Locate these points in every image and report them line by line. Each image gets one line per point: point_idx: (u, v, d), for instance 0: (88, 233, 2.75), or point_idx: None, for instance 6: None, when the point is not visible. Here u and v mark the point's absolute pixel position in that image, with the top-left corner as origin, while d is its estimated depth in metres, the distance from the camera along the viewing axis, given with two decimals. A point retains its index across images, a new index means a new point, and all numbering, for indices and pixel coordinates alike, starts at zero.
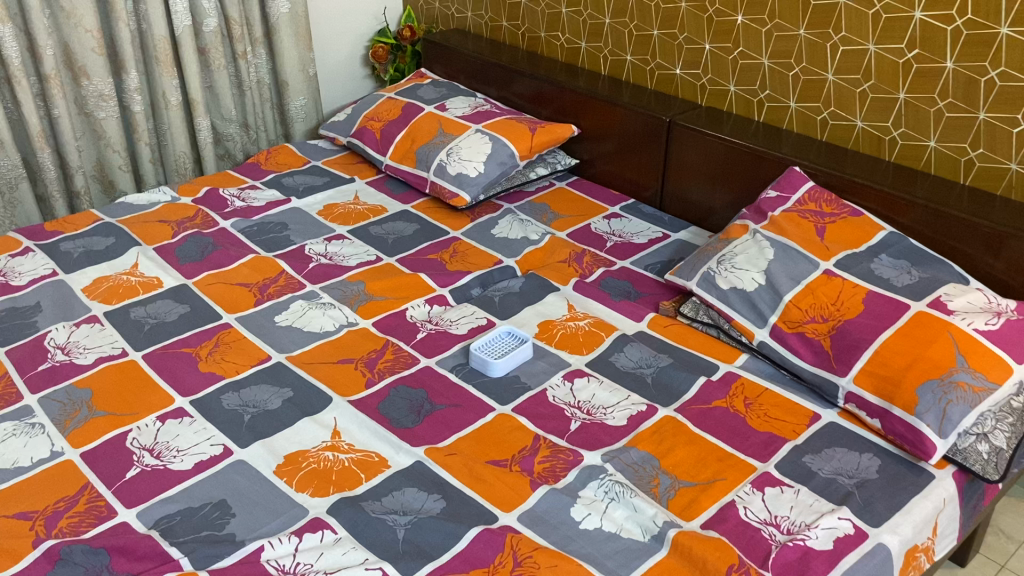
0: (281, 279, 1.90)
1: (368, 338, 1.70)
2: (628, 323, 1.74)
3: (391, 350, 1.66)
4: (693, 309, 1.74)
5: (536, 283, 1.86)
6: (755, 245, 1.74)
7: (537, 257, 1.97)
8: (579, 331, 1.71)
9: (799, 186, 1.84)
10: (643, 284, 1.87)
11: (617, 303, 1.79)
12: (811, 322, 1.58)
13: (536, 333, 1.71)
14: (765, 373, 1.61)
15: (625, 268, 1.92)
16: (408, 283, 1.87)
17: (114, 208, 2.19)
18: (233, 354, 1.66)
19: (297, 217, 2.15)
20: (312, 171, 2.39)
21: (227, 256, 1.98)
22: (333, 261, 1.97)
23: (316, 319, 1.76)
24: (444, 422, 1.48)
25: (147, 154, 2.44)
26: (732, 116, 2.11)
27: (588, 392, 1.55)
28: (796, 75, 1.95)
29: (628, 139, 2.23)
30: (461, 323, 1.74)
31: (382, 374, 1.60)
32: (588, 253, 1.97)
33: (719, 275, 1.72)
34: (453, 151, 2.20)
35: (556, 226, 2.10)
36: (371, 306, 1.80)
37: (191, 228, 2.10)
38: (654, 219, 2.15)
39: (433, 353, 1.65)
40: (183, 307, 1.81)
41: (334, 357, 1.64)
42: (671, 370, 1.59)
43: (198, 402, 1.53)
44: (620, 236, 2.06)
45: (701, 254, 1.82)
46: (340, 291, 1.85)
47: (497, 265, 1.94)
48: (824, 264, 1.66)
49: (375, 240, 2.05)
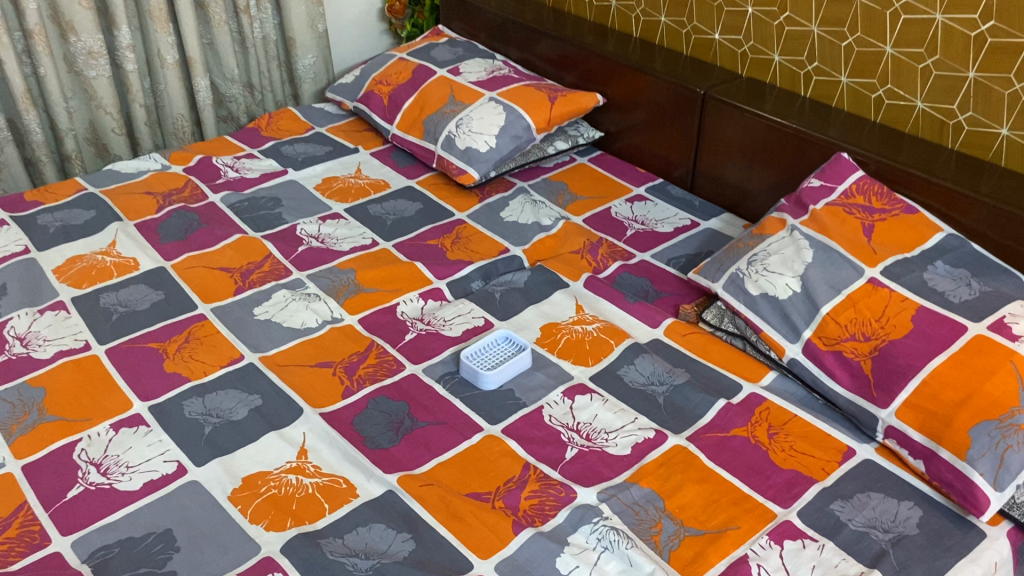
0: (266, 264, 1.74)
1: (352, 338, 1.54)
2: (643, 329, 1.55)
3: (375, 353, 1.49)
4: (716, 315, 1.54)
5: (542, 278, 1.68)
6: (792, 245, 1.53)
7: (547, 246, 1.78)
8: (586, 338, 1.52)
9: (846, 176, 1.62)
10: (663, 281, 1.67)
11: (633, 306, 1.59)
12: (850, 341, 1.38)
13: (537, 338, 1.53)
14: (795, 395, 1.42)
15: (646, 262, 1.72)
16: (402, 273, 1.70)
17: (99, 176, 2.04)
18: (203, 352, 1.51)
19: (292, 192, 1.99)
20: (314, 139, 2.22)
21: (211, 236, 1.82)
22: (324, 245, 1.80)
23: (297, 312, 1.60)
24: (424, 443, 1.32)
25: (142, 117, 2.29)
26: (776, 89, 1.87)
27: (589, 412, 1.37)
28: (849, 46, 1.71)
29: (658, 112, 2.01)
30: (455, 324, 1.57)
31: (362, 382, 1.43)
32: (605, 243, 1.78)
33: (749, 279, 1.51)
34: (463, 122, 2.01)
35: (573, 210, 1.91)
36: (359, 300, 1.63)
37: (178, 202, 1.94)
38: (682, 203, 1.93)
39: (420, 359, 1.48)
40: (157, 294, 1.66)
41: (312, 360, 1.48)
42: (686, 390, 1.41)
43: (157, 409, 1.39)
44: (643, 223, 1.85)
45: (730, 250, 1.61)
46: (327, 280, 1.69)
47: (502, 255, 1.75)
48: (869, 271, 1.44)
49: (373, 221, 1.88)
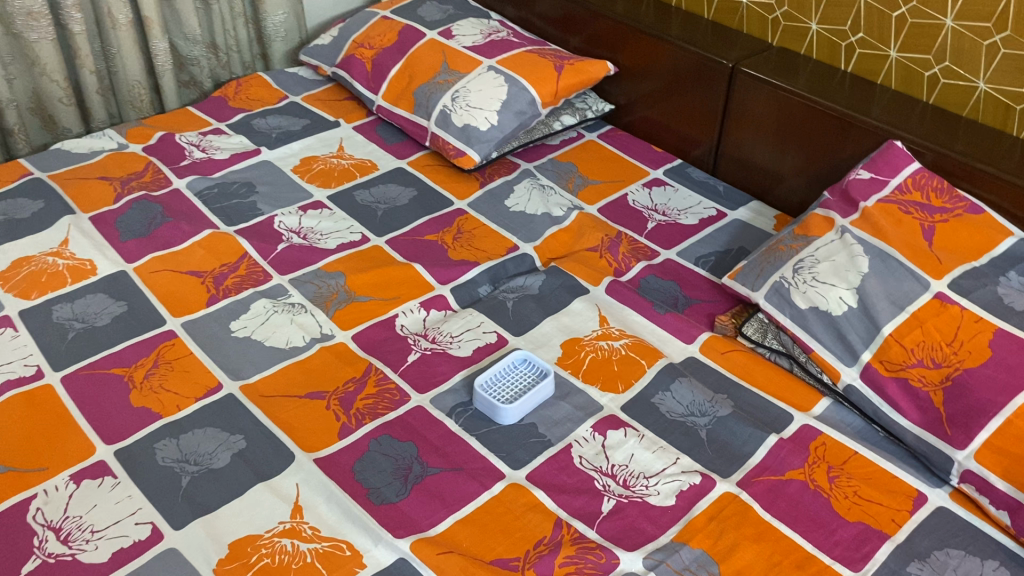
0: (242, 267, 1.54)
1: (346, 360, 1.35)
2: (675, 345, 1.38)
3: (375, 381, 1.31)
4: (758, 330, 1.37)
5: (558, 283, 1.49)
6: (844, 250, 1.36)
7: (560, 242, 1.59)
8: (613, 357, 1.35)
9: (901, 168, 1.44)
10: (693, 286, 1.49)
11: (663, 317, 1.42)
12: (917, 368, 1.22)
13: (558, 357, 1.35)
14: (851, 426, 1.26)
15: (671, 262, 1.55)
16: (399, 278, 1.51)
17: (46, 156, 1.80)
18: (176, 380, 1.31)
19: (267, 175, 1.77)
20: (289, 110, 1.98)
21: (178, 232, 1.60)
22: (307, 242, 1.60)
23: (281, 329, 1.40)
24: (438, 495, 1.15)
25: (93, 84, 2.03)
26: (812, 62, 1.68)
27: (624, 452, 1.20)
28: (901, 17, 1.51)
29: (676, 84, 1.81)
30: (464, 341, 1.38)
31: (361, 417, 1.25)
32: (624, 238, 1.59)
33: (795, 290, 1.34)
34: (459, 95, 1.79)
35: (584, 197, 1.71)
36: (352, 311, 1.44)
37: (138, 188, 1.71)
38: (705, 189, 1.75)
39: (427, 386, 1.30)
40: (118, 305, 1.45)
41: (303, 389, 1.30)
42: (732, 423, 1.24)
43: (125, 455, 1.20)
44: (664, 213, 1.67)
45: (770, 253, 1.44)
46: (314, 286, 1.49)
47: (510, 254, 1.56)
48: (935, 284, 1.28)
49: (361, 211, 1.67)
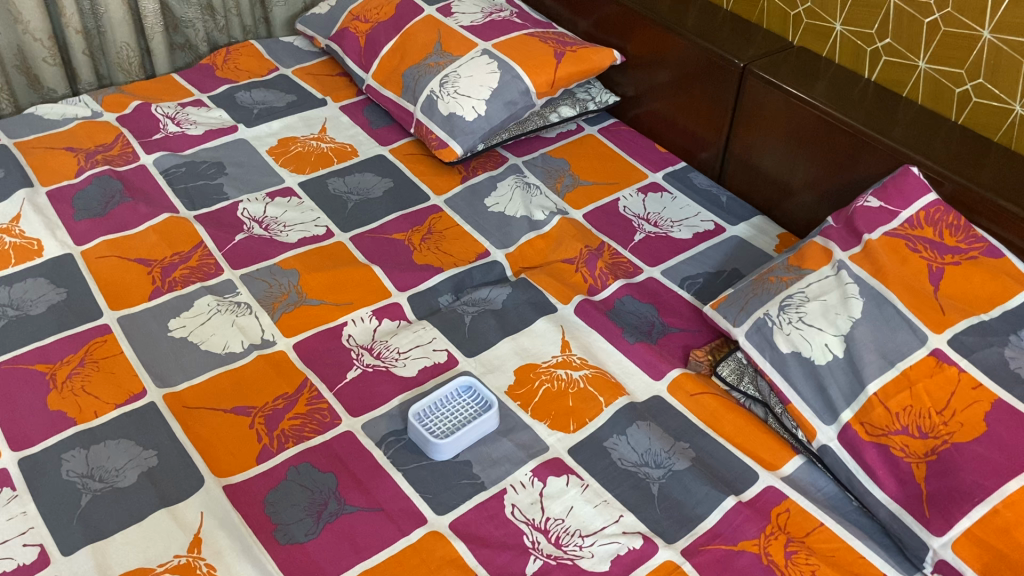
0: (193, 257, 1.44)
1: (281, 372, 1.25)
2: (641, 381, 1.25)
3: (306, 399, 1.21)
4: (734, 371, 1.23)
5: (524, 298, 1.37)
6: (837, 289, 1.21)
7: (536, 250, 1.46)
8: (570, 390, 1.23)
9: (914, 199, 1.28)
10: (672, 311, 1.35)
11: (632, 347, 1.29)
12: (901, 435, 1.08)
13: (509, 386, 1.23)
14: (822, 492, 1.13)
15: (653, 282, 1.41)
16: (356, 280, 1.40)
17: (16, 122, 1.72)
18: (99, 383, 1.23)
19: (239, 155, 1.67)
20: (276, 83, 1.88)
21: (134, 214, 1.51)
22: (267, 234, 1.49)
23: (220, 331, 1.31)
24: (349, 538, 1.05)
25: (79, 44, 1.94)
26: (834, 68, 1.51)
27: (562, 504, 1.09)
28: (934, 23, 1.34)
29: (686, 79, 1.65)
30: (410, 359, 1.27)
31: (283, 440, 1.15)
32: (606, 251, 1.46)
33: (779, 330, 1.20)
34: (448, 80, 1.66)
35: (572, 200, 1.58)
36: (298, 315, 1.34)
37: (102, 162, 1.63)
38: (706, 198, 1.59)
39: (361, 409, 1.20)
40: (57, 292, 1.37)
41: (229, 403, 1.20)
42: (688, 479, 1.12)
43: (29, 465, 1.12)
44: (655, 224, 1.52)
45: (758, 283, 1.29)
46: (264, 284, 1.39)
47: (479, 261, 1.45)
48: (933, 339, 1.12)
49: (330, 202, 1.56)
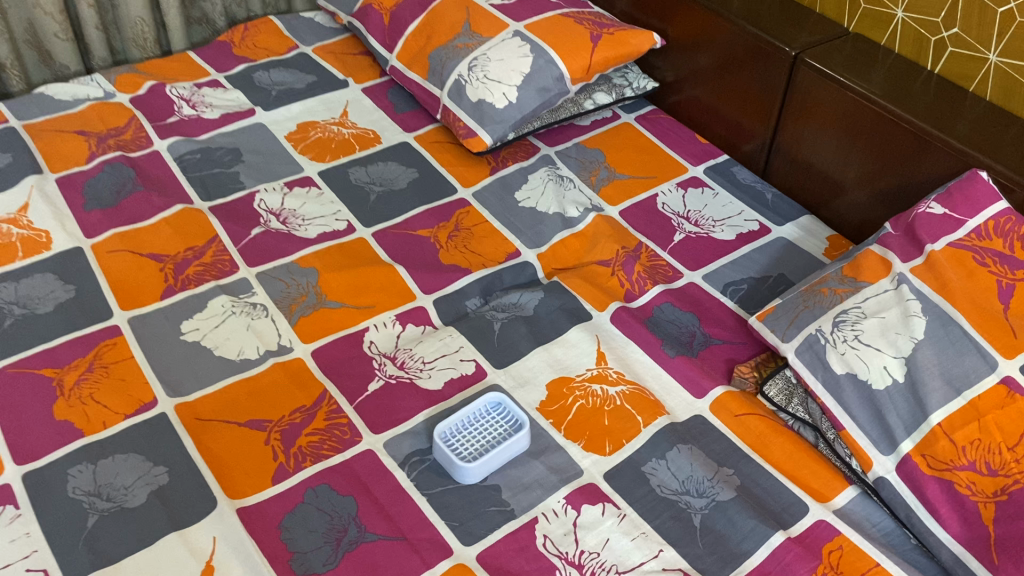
0: (208, 253, 1.37)
1: (298, 382, 1.18)
2: (681, 399, 1.17)
3: (325, 413, 1.14)
4: (781, 392, 1.15)
5: (556, 304, 1.29)
6: (897, 306, 1.12)
7: (570, 251, 1.38)
8: (605, 408, 1.15)
9: (982, 208, 1.18)
10: (715, 321, 1.27)
11: (672, 360, 1.21)
12: (967, 471, 1.00)
13: (541, 402, 1.16)
14: (878, 528, 1.05)
15: (694, 287, 1.32)
16: (379, 281, 1.32)
17: (26, 101, 1.64)
18: (108, 390, 1.16)
19: (257, 141, 1.59)
20: (296, 63, 1.79)
21: (147, 205, 1.44)
22: (285, 228, 1.41)
23: (235, 335, 1.24)
24: (370, 569, 0.98)
25: (92, 19, 1.86)
26: (892, 57, 1.40)
27: (598, 536, 1.02)
28: (1008, 13, 1.23)
29: (730, 65, 1.55)
30: (436, 370, 1.19)
31: (300, 459, 1.09)
32: (644, 252, 1.37)
33: (832, 349, 1.12)
34: (478, 63, 1.56)
35: (607, 194, 1.49)
36: (318, 319, 1.26)
37: (114, 147, 1.55)
38: (751, 194, 1.50)
39: (383, 425, 1.13)
40: (65, 289, 1.30)
41: (244, 416, 1.14)
42: (732, 511, 1.04)
43: (34, 480, 1.06)
44: (696, 223, 1.43)
45: (809, 295, 1.20)
46: (282, 284, 1.31)
47: (509, 261, 1.37)
48: (1003, 365, 1.04)
49: (352, 193, 1.48)
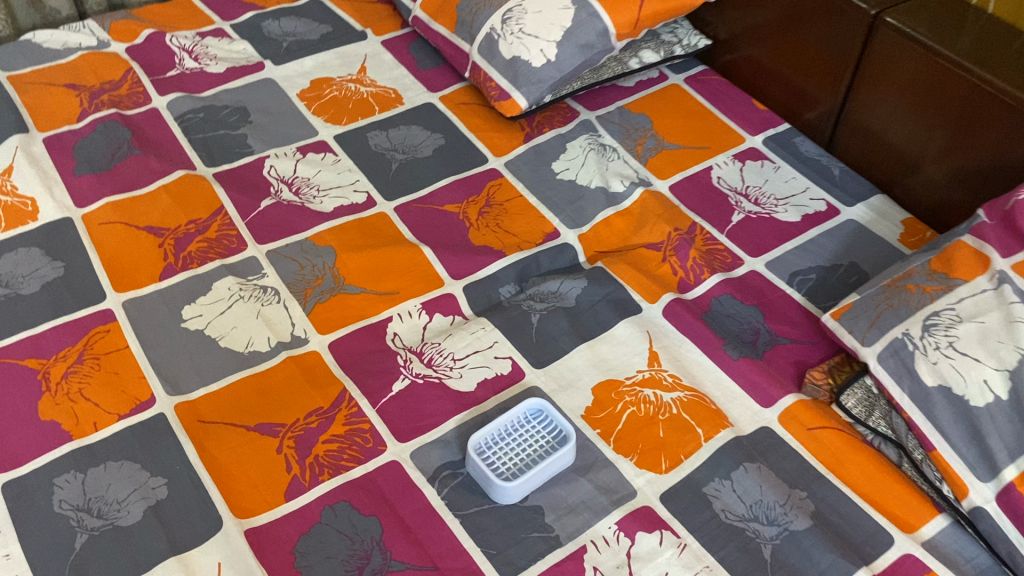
0: (212, 227, 1.23)
1: (314, 380, 1.04)
2: (745, 407, 1.04)
3: (344, 417, 1.01)
4: (861, 403, 1.02)
5: (601, 295, 1.16)
6: (1000, 309, 0.97)
7: (615, 232, 1.25)
8: (660, 417, 1.02)
9: None
10: (781, 317, 1.13)
11: (734, 363, 1.07)
12: None
13: (587, 408, 1.03)
14: (972, 564, 0.93)
15: (756, 276, 1.19)
16: (404, 262, 1.19)
17: (11, 50, 1.49)
18: (100, 385, 1.03)
19: (267, 98, 1.43)
20: (309, 12, 1.63)
21: (144, 170, 1.29)
22: (298, 200, 1.27)
23: (242, 323, 1.11)
24: None
25: None
26: (984, 19, 1.25)
27: (656, 569, 0.89)
28: None
29: (796, 21, 1.38)
30: (468, 369, 1.06)
31: (316, 472, 0.96)
32: (699, 236, 1.24)
33: (922, 356, 0.98)
34: (512, 15, 1.39)
35: (655, 167, 1.35)
36: (336, 305, 1.13)
37: (109, 103, 1.40)
38: (816, 169, 1.35)
39: (410, 432, 1.00)
40: (53, 267, 1.16)
41: (253, 418, 1.01)
42: (808, 543, 0.91)
43: (15, 492, 0.93)
44: (756, 202, 1.29)
45: (891, 291, 1.06)
46: (294, 265, 1.17)
47: (548, 243, 1.23)
48: None
49: (372, 160, 1.33)
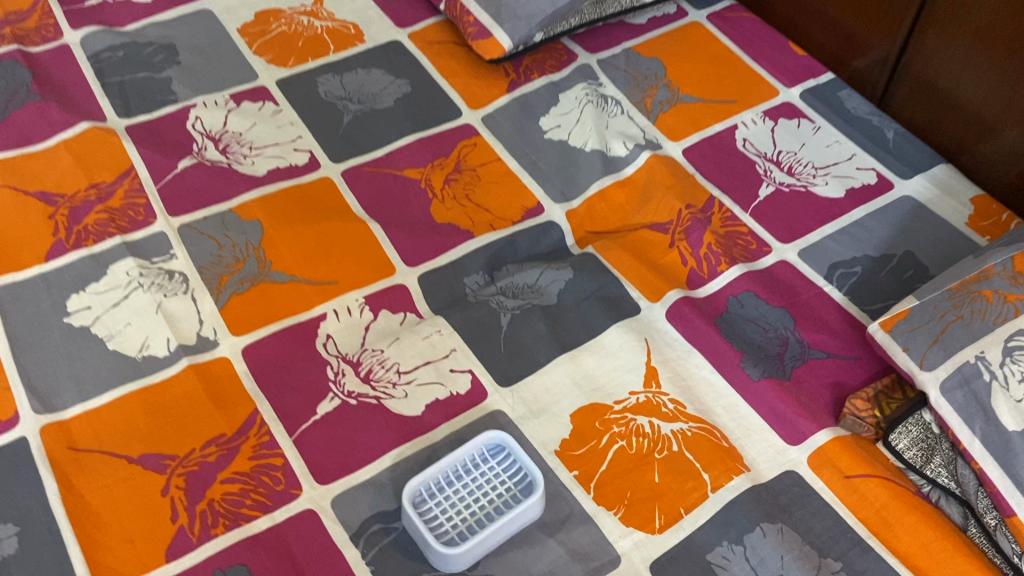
0: (116, 195, 1.00)
1: (219, 397, 0.83)
2: (766, 445, 0.81)
3: (252, 449, 0.79)
4: (916, 445, 0.79)
5: (590, 290, 0.93)
6: None
7: (614, 208, 1.02)
8: (655, 456, 0.80)
9: None
10: (815, 323, 0.90)
11: (753, 386, 0.85)
12: None
13: (564, 442, 0.81)
14: None
15: (786, 269, 0.95)
16: (348, 241, 0.96)
17: None
18: None
19: (201, 35, 1.19)
20: None
21: (41, 121, 1.06)
22: (224, 160, 1.04)
23: (138, 319, 0.89)
24: None
25: None
26: None
27: None
28: None
29: None
30: (415, 386, 0.84)
31: (209, 522, 0.75)
32: (716, 216, 1.00)
33: (1002, 391, 0.75)
34: None
35: (666, 124, 1.10)
36: (258, 296, 0.90)
37: (9, 37, 1.16)
38: (865, 131, 1.10)
39: (334, 471, 0.78)
40: None
41: (136, 447, 0.79)
42: None
43: None
44: (789, 171, 1.05)
45: (960, 296, 0.82)
46: (212, 244, 0.95)
47: (528, 221, 1.00)
48: None
49: (320, 112, 1.09)
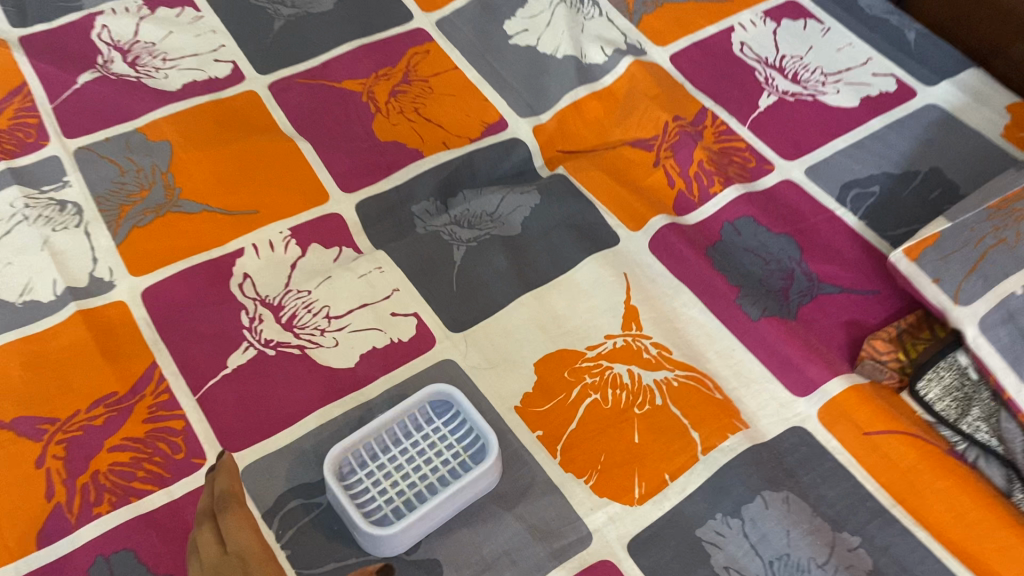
0: (4, 114, 0.84)
1: (111, 349, 0.69)
2: (768, 397, 0.68)
3: (147, 409, 0.66)
4: (949, 394, 0.65)
5: (559, 218, 0.79)
6: None
7: (590, 124, 0.87)
8: (635, 411, 0.66)
9: None
10: (825, 253, 0.76)
11: (753, 327, 0.71)
12: None
13: (525, 397, 0.67)
14: None
15: (791, 190, 0.81)
16: (274, 164, 0.81)
17: None
18: None
19: None
20: None
21: None
22: (133, 74, 0.88)
23: (21, 257, 0.74)
24: None
25: None
26: None
27: None
28: None
29: None
30: (348, 333, 0.70)
31: (91, 499, 0.61)
32: (708, 130, 0.85)
33: None
34: None
35: (650, 27, 0.95)
36: (164, 228, 0.76)
37: None
38: (883, 32, 0.94)
39: (246, 435, 0.65)
40: None
41: (8, 409, 0.65)
42: None
43: None
44: (794, 77, 0.90)
45: (1001, 216, 0.67)
46: (113, 169, 0.80)
47: (488, 139, 0.85)
48: None
49: (248, 17, 0.94)
